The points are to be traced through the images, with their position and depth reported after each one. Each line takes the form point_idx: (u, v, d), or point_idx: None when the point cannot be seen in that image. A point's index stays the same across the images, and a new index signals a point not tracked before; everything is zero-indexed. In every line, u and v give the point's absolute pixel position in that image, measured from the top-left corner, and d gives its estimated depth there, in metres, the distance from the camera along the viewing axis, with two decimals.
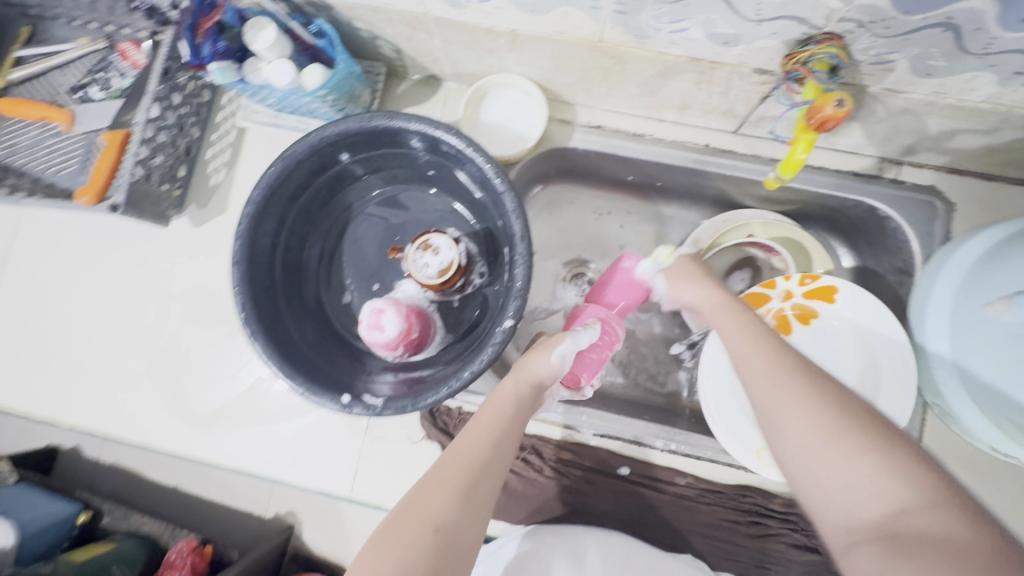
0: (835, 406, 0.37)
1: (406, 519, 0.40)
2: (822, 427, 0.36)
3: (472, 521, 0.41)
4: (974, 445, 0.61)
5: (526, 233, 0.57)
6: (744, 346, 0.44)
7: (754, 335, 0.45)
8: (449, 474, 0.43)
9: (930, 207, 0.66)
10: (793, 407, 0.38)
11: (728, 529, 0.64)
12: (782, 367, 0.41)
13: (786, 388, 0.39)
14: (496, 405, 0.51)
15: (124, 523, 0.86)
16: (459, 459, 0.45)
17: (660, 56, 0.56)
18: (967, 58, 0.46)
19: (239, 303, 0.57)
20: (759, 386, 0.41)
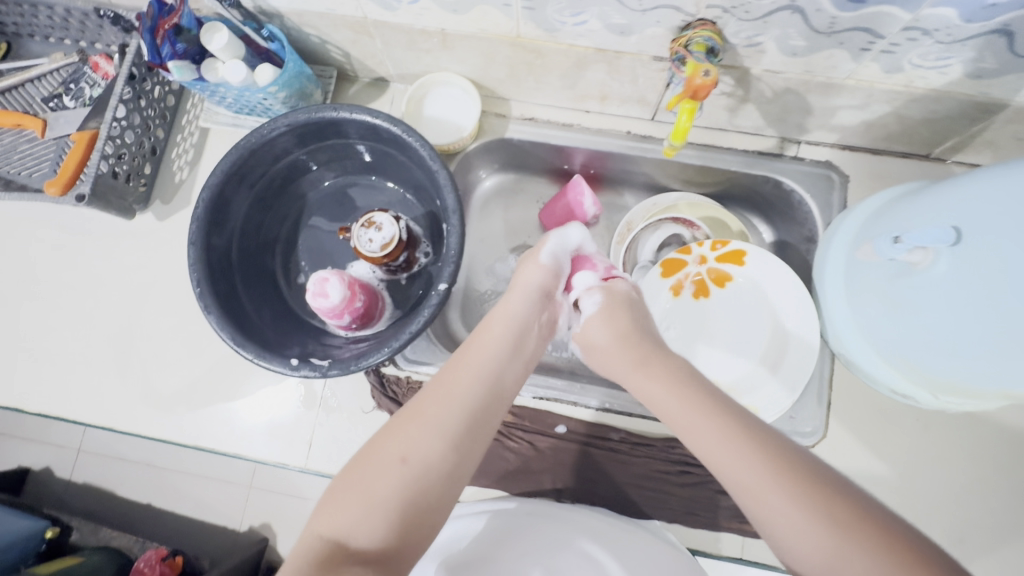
0: (810, 494, 0.41)
1: (388, 447, 0.46)
2: (823, 536, 0.39)
3: (450, 458, 0.46)
4: (876, 388, 0.68)
5: (458, 206, 0.63)
6: (702, 436, 0.47)
7: (714, 421, 0.47)
8: (437, 412, 0.48)
9: (827, 179, 0.74)
10: (783, 520, 0.41)
11: (659, 479, 0.69)
12: (760, 458, 0.43)
13: (784, 499, 0.41)
14: (496, 342, 0.55)
15: (104, 533, 1.04)
16: (448, 397, 0.49)
17: (571, 48, 0.64)
18: (820, 37, 0.54)
19: (195, 279, 0.61)
20: (738, 485, 0.44)
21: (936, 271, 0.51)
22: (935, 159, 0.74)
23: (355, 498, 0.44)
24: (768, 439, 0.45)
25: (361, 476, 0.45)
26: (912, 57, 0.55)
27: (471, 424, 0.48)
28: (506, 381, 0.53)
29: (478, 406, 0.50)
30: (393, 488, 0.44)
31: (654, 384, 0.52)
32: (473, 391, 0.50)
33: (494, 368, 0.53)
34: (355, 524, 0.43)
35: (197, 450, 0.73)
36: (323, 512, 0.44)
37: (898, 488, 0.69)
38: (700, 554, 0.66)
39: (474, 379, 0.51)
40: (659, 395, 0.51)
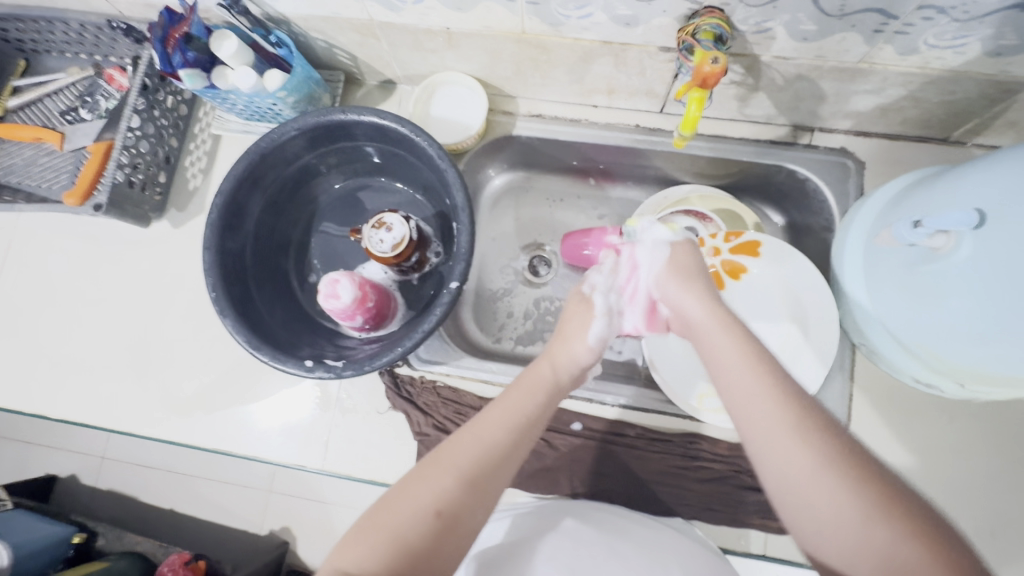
0: (869, 486, 0.40)
1: (415, 492, 0.45)
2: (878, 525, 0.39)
3: (474, 506, 0.46)
4: (900, 378, 0.66)
5: (468, 203, 0.63)
6: (753, 408, 0.46)
7: (763, 403, 0.45)
8: (464, 459, 0.47)
9: (843, 167, 0.73)
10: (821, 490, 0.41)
11: (678, 475, 0.67)
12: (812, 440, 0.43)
13: (823, 473, 0.41)
14: (525, 392, 0.54)
15: (128, 539, 1.05)
16: (479, 445, 0.48)
17: (578, 41, 0.63)
18: (831, 20, 0.53)
19: (210, 283, 0.62)
20: (792, 481, 0.42)
21: (959, 255, 0.49)
22: (954, 142, 0.72)
23: (379, 540, 0.43)
24: (813, 414, 0.44)
25: (388, 515, 0.44)
26: (927, 37, 0.54)
27: (497, 473, 0.48)
28: (535, 430, 0.52)
29: (507, 458, 0.49)
30: (418, 534, 0.43)
31: (727, 338, 0.51)
32: (502, 440, 0.49)
33: (525, 417, 0.51)
34: (377, 566, 0.41)
35: (216, 454, 0.74)
36: (342, 550, 0.43)
37: (929, 481, 0.67)
38: (736, 555, 0.65)
39: (503, 427, 0.50)
40: (726, 366, 0.49)
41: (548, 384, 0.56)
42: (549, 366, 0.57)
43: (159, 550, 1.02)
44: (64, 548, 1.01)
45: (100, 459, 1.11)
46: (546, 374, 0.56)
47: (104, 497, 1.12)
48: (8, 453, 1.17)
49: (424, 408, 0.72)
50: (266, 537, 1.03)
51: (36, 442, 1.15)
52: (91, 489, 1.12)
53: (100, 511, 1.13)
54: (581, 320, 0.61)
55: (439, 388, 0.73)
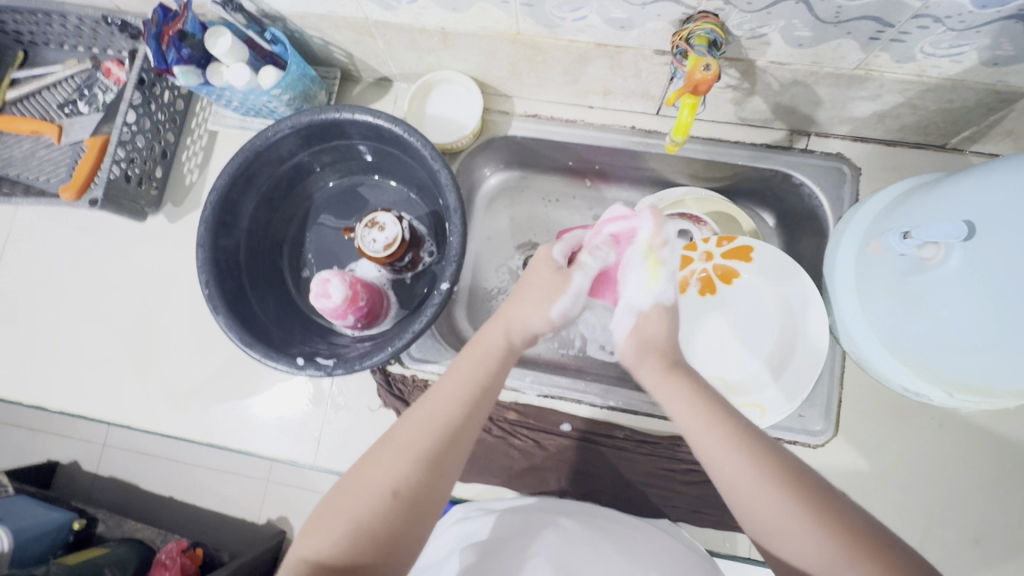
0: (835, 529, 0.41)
1: (370, 474, 0.46)
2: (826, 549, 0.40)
3: (430, 482, 0.46)
4: (889, 385, 0.66)
5: (459, 204, 0.63)
6: (713, 448, 0.47)
7: (716, 428, 0.48)
8: (415, 435, 0.48)
9: (839, 172, 0.72)
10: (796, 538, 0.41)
11: (665, 477, 0.68)
12: (766, 474, 0.44)
13: (765, 493, 0.43)
14: (472, 361, 0.54)
15: (127, 526, 1.06)
16: (430, 418, 0.49)
17: (573, 43, 0.63)
18: (826, 27, 0.53)
19: (203, 280, 0.63)
20: (762, 528, 0.43)
21: (948, 266, 0.50)
22: (952, 150, 0.72)
23: (339, 524, 0.44)
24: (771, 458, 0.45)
25: (347, 498, 0.45)
26: (923, 46, 0.53)
27: (450, 446, 0.48)
28: (487, 398, 0.52)
29: (458, 427, 0.49)
30: (376, 515, 0.44)
31: (682, 390, 0.52)
32: (455, 414, 0.50)
33: (472, 386, 0.52)
34: (338, 548, 0.43)
35: (210, 447, 0.75)
36: (304, 539, 0.45)
37: (917, 489, 0.67)
38: (721, 557, 0.66)
39: (451, 399, 0.50)
40: (678, 397, 0.52)
41: (501, 355, 0.56)
42: (501, 333, 0.57)
43: (159, 537, 1.04)
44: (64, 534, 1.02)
45: (102, 446, 1.13)
46: (497, 341, 0.56)
47: (105, 483, 1.14)
48: (12, 439, 1.19)
49: None
50: (264, 525, 1.05)
51: (40, 428, 1.17)
52: (93, 475, 1.14)
53: (101, 498, 1.15)
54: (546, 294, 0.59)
55: (430, 387, 0.74)
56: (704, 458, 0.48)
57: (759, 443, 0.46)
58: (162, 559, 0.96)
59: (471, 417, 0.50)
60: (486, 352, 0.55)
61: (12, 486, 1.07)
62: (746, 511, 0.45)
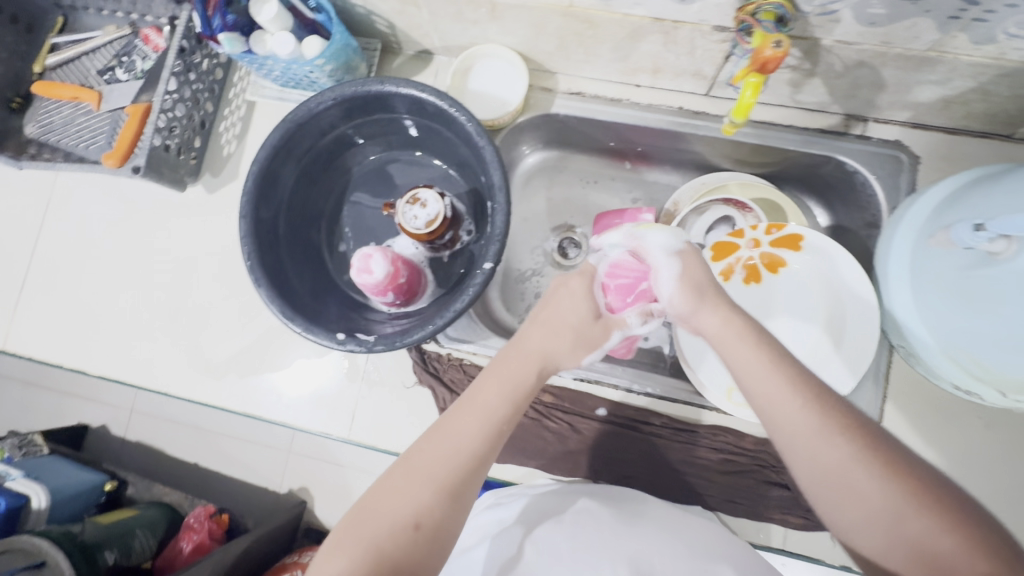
0: (906, 485, 0.41)
1: (393, 502, 0.45)
2: (891, 503, 0.41)
3: (451, 514, 0.45)
4: (938, 383, 0.64)
5: (504, 183, 0.61)
6: (786, 407, 0.45)
7: (793, 386, 0.45)
8: (439, 464, 0.46)
9: (896, 160, 0.69)
10: (866, 495, 0.42)
11: (700, 466, 0.68)
12: (839, 434, 0.43)
13: (852, 462, 0.42)
14: (501, 377, 0.51)
15: (157, 489, 1.10)
16: (457, 448, 0.47)
17: (627, 17, 0.61)
18: (904, 3, 0.50)
19: (246, 251, 0.63)
20: (839, 490, 0.43)
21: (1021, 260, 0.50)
22: (1018, 140, 0.68)
23: (357, 550, 0.42)
24: (844, 417, 0.44)
25: (367, 524, 0.44)
26: (1007, 27, 0.50)
27: (470, 475, 0.46)
28: (513, 423, 0.50)
29: (485, 457, 0.47)
30: (396, 545, 0.43)
31: (750, 350, 0.48)
32: (481, 446, 0.47)
33: (500, 409, 0.49)
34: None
35: (246, 417, 0.76)
36: (324, 558, 0.43)
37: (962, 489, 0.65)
38: (760, 549, 0.65)
39: (475, 419, 0.48)
40: (740, 347, 0.49)
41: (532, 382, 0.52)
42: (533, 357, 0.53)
43: (187, 501, 1.08)
44: (96, 495, 1.04)
45: (132, 412, 1.16)
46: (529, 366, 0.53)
47: (135, 448, 1.17)
48: (46, 401, 1.22)
49: (451, 385, 0.72)
50: (286, 495, 1.06)
51: (73, 392, 1.20)
52: (122, 440, 1.17)
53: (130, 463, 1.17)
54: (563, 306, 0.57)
55: (466, 365, 0.73)
56: (771, 422, 0.46)
57: (845, 413, 0.44)
58: (191, 524, 1.00)
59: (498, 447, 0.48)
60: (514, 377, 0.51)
61: (47, 446, 1.10)
62: (806, 465, 0.44)
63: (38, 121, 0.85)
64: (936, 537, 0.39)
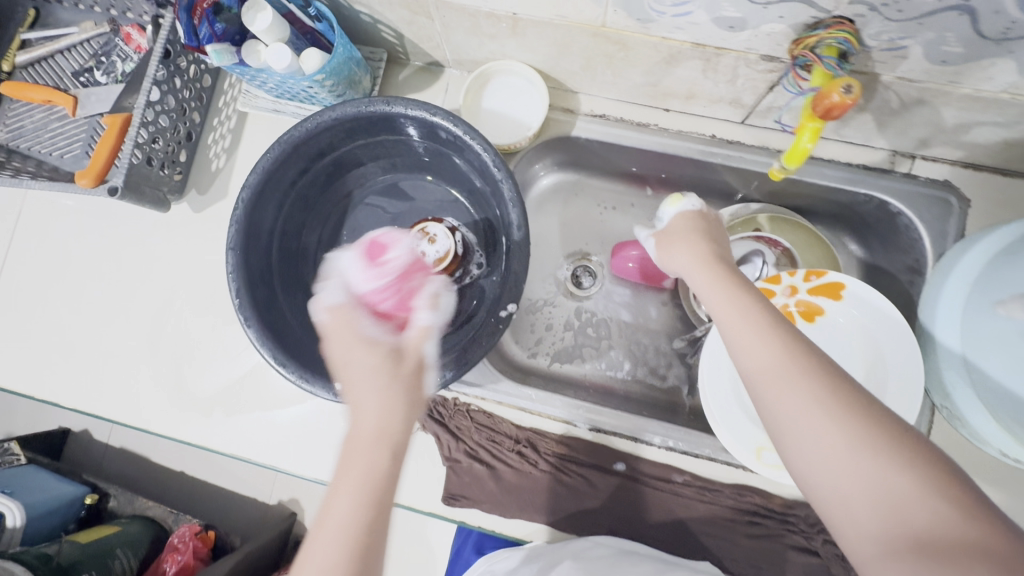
0: (863, 427, 0.36)
1: None
2: (842, 442, 0.35)
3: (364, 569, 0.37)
4: (986, 450, 0.57)
5: (523, 222, 0.56)
6: (743, 337, 0.42)
7: (756, 315, 0.43)
8: None
9: (945, 204, 0.64)
10: (820, 437, 0.36)
11: (724, 528, 0.63)
12: (788, 362, 0.39)
13: (790, 383, 0.38)
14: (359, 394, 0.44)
15: (139, 504, 1.03)
16: None
17: (665, 41, 0.54)
18: (985, 43, 0.44)
19: (234, 288, 0.56)
20: (791, 429, 0.38)
21: None
22: None
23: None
24: (805, 350, 0.40)
25: None
26: None
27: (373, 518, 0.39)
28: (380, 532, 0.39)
29: None
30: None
31: (717, 290, 0.47)
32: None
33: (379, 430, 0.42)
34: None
35: (233, 459, 0.70)
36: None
37: None
38: None
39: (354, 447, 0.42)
40: (713, 282, 0.48)
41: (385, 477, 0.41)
42: (379, 449, 0.41)
43: (171, 517, 1.01)
44: (76, 509, 0.99)
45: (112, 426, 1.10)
46: (374, 463, 0.41)
47: (116, 462, 1.11)
48: (22, 410, 1.16)
49: (456, 433, 0.66)
50: (276, 506, 1.04)
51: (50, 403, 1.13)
52: (105, 447, 1.12)
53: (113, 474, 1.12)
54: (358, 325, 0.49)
55: (473, 412, 0.68)
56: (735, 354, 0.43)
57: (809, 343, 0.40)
58: (176, 544, 0.94)
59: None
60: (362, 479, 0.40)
61: (24, 455, 1.04)
62: (768, 407, 0.40)
63: (6, 125, 0.77)
64: (899, 489, 0.33)
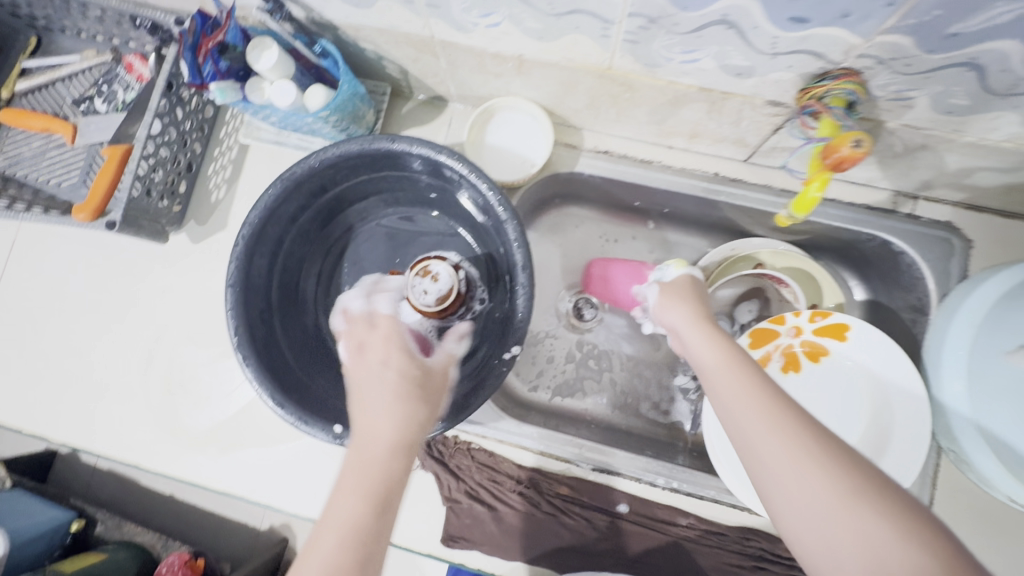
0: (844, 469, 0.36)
1: None
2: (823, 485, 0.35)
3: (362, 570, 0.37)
4: (992, 493, 0.58)
5: (528, 263, 0.55)
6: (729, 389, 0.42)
7: (737, 368, 0.44)
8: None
9: (947, 244, 0.64)
10: (805, 486, 0.36)
11: (731, 574, 0.61)
12: (768, 411, 0.40)
13: (768, 424, 0.39)
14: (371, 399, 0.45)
15: (127, 529, 0.96)
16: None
17: (671, 84, 0.54)
18: (992, 97, 0.44)
19: (233, 326, 0.56)
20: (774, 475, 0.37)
21: None
22: None
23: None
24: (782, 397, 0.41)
25: None
26: None
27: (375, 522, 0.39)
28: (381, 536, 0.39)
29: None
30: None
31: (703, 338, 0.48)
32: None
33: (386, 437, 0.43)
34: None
35: (227, 497, 0.68)
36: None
37: None
38: None
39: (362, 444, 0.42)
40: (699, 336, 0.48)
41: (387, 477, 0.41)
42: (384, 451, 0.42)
43: (160, 543, 0.95)
44: (59, 536, 0.94)
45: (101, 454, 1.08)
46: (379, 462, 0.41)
47: (106, 490, 1.09)
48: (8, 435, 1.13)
49: (457, 472, 0.65)
50: (267, 532, 0.99)
51: None
52: (92, 474, 1.09)
53: None
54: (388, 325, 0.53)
55: (474, 451, 0.66)
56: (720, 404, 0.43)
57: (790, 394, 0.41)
58: (164, 572, 0.87)
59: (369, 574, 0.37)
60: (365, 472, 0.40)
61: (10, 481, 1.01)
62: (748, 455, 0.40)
63: (3, 152, 0.76)
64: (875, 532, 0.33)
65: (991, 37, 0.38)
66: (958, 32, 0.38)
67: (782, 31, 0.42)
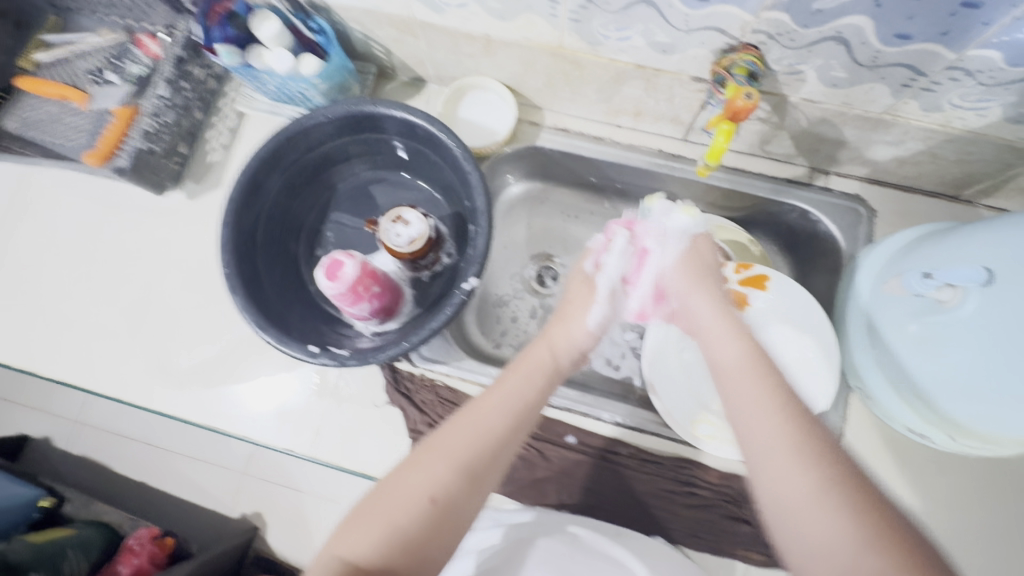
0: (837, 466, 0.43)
1: (399, 491, 0.46)
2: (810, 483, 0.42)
3: (469, 493, 0.47)
4: (893, 425, 0.66)
5: (488, 208, 0.62)
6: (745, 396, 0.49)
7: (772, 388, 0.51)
8: (417, 488, 0.46)
9: (855, 213, 0.74)
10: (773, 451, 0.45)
11: (665, 497, 0.68)
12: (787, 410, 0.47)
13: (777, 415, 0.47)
14: (514, 389, 0.55)
15: (96, 508, 1.03)
16: (422, 472, 0.47)
17: (612, 62, 0.65)
18: (862, 69, 0.55)
19: (223, 258, 0.62)
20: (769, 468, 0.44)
21: (964, 310, 0.50)
22: (964, 201, 0.74)
23: (374, 527, 0.44)
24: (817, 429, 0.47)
25: (379, 503, 0.46)
26: (952, 97, 0.55)
27: (490, 462, 0.49)
28: (493, 471, 0.50)
29: (463, 495, 0.47)
30: (411, 515, 0.45)
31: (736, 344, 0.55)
32: (450, 486, 0.47)
33: (520, 403, 0.54)
34: (374, 551, 0.43)
35: (205, 429, 0.73)
36: (338, 541, 0.45)
37: (917, 529, 0.68)
38: None
39: (493, 415, 0.52)
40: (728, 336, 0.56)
41: (518, 415, 0.53)
42: (506, 395, 0.54)
43: (128, 523, 1.02)
44: (29, 511, 0.98)
45: (76, 425, 1.11)
46: (517, 404, 0.54)
47: (77, 463, 1.11)
48: None
49: (421, 406, 0.72)
50: (237, 520, 1.01)
51: (15, 401, 1.14)
52: (62, 453, 1.11)
53: (70, 475, 1.11)
54: (582, 304, 0.67)
55: (437, 387, 0.73)
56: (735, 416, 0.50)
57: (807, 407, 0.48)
58: (132, 546, 0.95)
59: (479, 492, 0.48)
60: (504, 413, 0.53)
61: None
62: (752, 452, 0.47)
63: (18, 116, 0.84)
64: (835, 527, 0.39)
65: (847, 12, 0.48)
66: (821, 9, 0.49)
67: (690, 9, 0.52)
